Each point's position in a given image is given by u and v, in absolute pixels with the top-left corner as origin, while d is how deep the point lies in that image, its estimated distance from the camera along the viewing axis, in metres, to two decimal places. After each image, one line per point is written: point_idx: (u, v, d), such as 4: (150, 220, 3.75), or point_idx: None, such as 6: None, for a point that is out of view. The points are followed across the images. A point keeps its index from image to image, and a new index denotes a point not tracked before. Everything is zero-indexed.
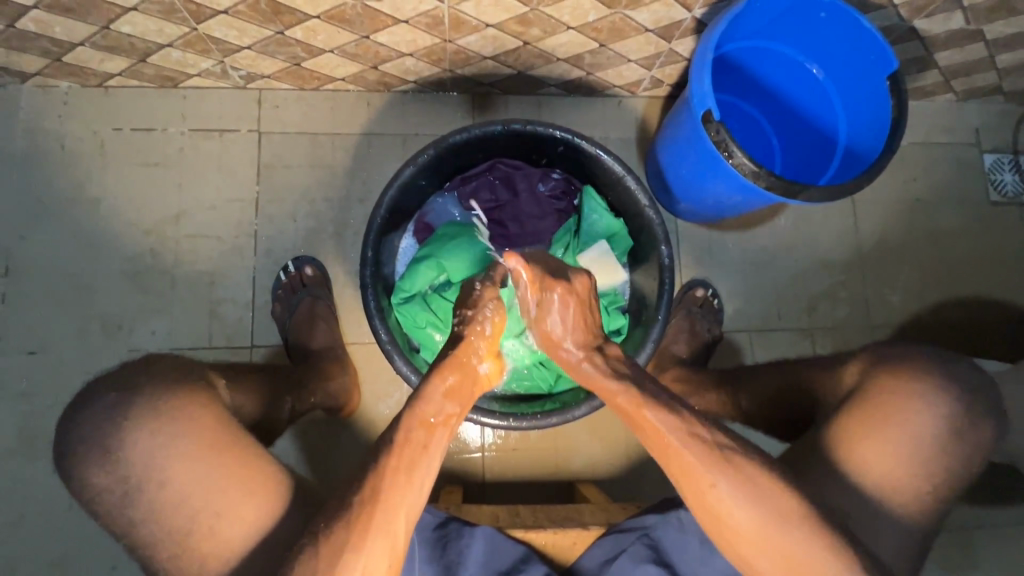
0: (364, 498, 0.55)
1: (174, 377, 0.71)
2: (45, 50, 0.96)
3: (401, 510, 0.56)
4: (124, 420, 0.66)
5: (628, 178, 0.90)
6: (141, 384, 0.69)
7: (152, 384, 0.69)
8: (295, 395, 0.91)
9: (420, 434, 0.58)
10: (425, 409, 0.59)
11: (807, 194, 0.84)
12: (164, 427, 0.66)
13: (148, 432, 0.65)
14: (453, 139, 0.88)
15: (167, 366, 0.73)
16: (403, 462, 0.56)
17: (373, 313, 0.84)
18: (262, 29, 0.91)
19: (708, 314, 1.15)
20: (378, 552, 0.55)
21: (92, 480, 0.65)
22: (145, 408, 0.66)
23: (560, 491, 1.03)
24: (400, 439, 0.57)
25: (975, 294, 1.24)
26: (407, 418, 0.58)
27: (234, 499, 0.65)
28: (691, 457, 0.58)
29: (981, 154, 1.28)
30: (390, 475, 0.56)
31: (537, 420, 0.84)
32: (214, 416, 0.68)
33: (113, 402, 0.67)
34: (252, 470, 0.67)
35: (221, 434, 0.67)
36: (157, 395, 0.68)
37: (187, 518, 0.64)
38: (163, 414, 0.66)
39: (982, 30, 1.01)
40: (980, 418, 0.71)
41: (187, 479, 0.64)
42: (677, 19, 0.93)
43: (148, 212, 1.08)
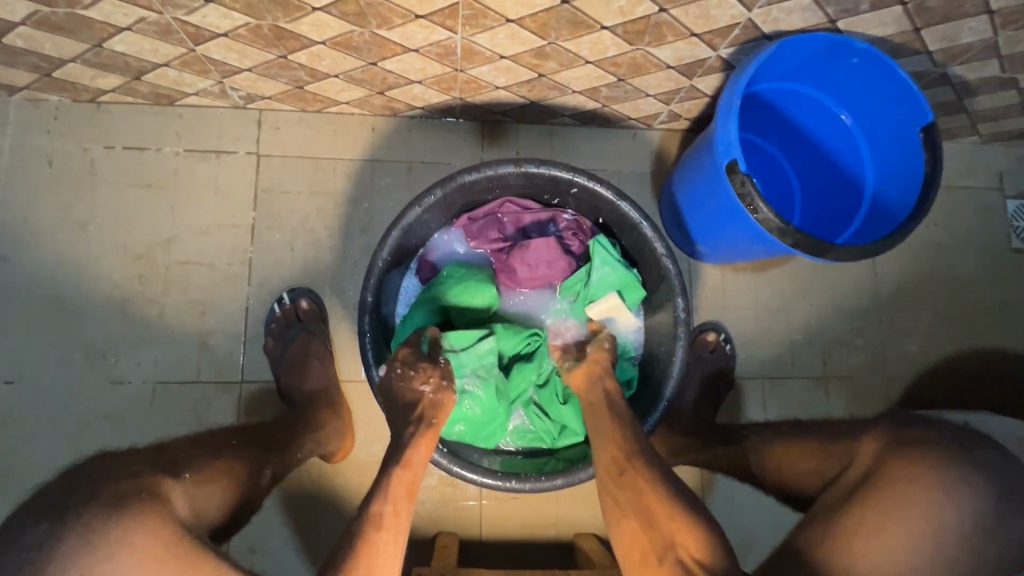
0: (365, 574, 0.60)
1: (109, 498, 0.60)
2: (33, 65, 0.91)
3: None
4: (47, 560, 0.56)
5: (644, 225, 0.85)
6: (73, 511, 0.58)
7: (84, 509, 0.59)
8: (275, 462, 0.80)
9: (405, 503, 0.67)
10: (406, 478, 0.69)
11: (834, 253, 0.79)
12: (103, 566, 0.56)
13: (80, 573, 0.55)
14: (462, 177, 0.83)
15: (101, 483, 0.62)
16: (392, 530, 0.64)
17: (370, 361, 0.81)
18: (264, 53, 0.87)
19: (719, 361, 1.10)
20: None
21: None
22: (75, 542, 0.57)
23: (561, 544, 0.98)
24: (389, 506, 0.65)
25: (995, 346, 1.20)
26: (395, 484, 0.68)
27: None
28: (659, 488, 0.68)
29: (1005, 199, 1.24)
30: (386, 542, 0.63)
31: (542, 482, 0.79)
32: (160, 545, 0.59)
33: (39, 538, 0.57)
34: None
35: (169, 565, 0.58)
36: (89, 523, 0.58)
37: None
38: (100, 549, 0.56)
39: (1016, 78, 0.97)
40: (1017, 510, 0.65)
41: None
42: (701, 57, 0.88)
43: (139, 236, 1.03)
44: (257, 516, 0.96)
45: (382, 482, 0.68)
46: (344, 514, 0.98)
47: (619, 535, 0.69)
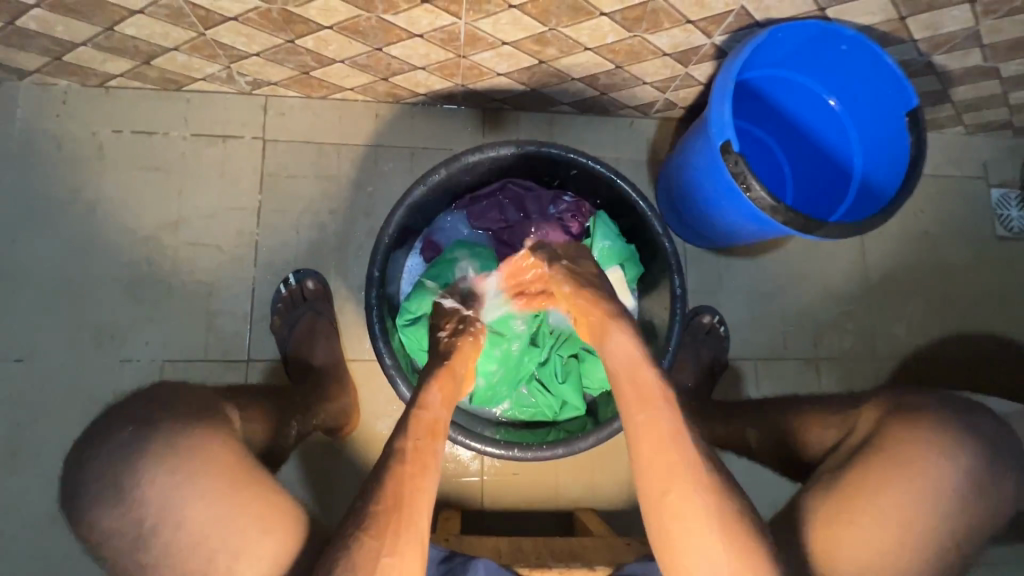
0: (390, 503, 0.62)
1: (186, 411, 0.67)
2: (45, 49, 0.93)
3: (422, 509, 0.63)
4: (137, 459, 0.62)
5: (642, 205, 0.88)
6: (156, 418, 0.65)
7: (164, 419, 0.65)
8: (301, 418, 0.89)
9: (427, 442, 0.68)
10: (426, 420, 0.70)
11: (824, 231, 0.82)
12: (179, 465, 0.62)
13: (164, 470, 0.61)
14: (466, 158, 0.86)
15: (183, 399, 0.70)
16: (416, 466, 0.65)
17: (376, 335, 0.83)
18: (272, 37, 0.89)
19: (714, 341, 1.13)
20: (408, 546, 0.61)
21: (102, 520, 0.62)
22: (160, 445, 0.63)
23: (560, 518, 1.01)
24: (410, 447, 0.66)
25: (980, 329, 1.24)
26: (415, 426, 0.68)
27: (252, 538, 0.61)
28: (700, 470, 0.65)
29: (989, 188, 1.28)
30: (409, 476, 0.64)
31: (542, 451, 0.82)
32: (229, 452, 0.65)
33: (126, 440, 0.64)
34: (274, 506, 0.63)
35: (235, 471, 0.63)
36: (175, 430, 0.64)
37: (203, 559, 0.60)
38: (182, 451, 0.62)
39: (998, 68, 1.01)
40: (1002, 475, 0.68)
41: (204, 521, 0.60)
42: (696, 45, 0.92)
43: (147, 218, 1.05)
44: None
45: (403, 422, 0.69)
46: (348, 490, 1.00)
47: (660, 528, 0.65)
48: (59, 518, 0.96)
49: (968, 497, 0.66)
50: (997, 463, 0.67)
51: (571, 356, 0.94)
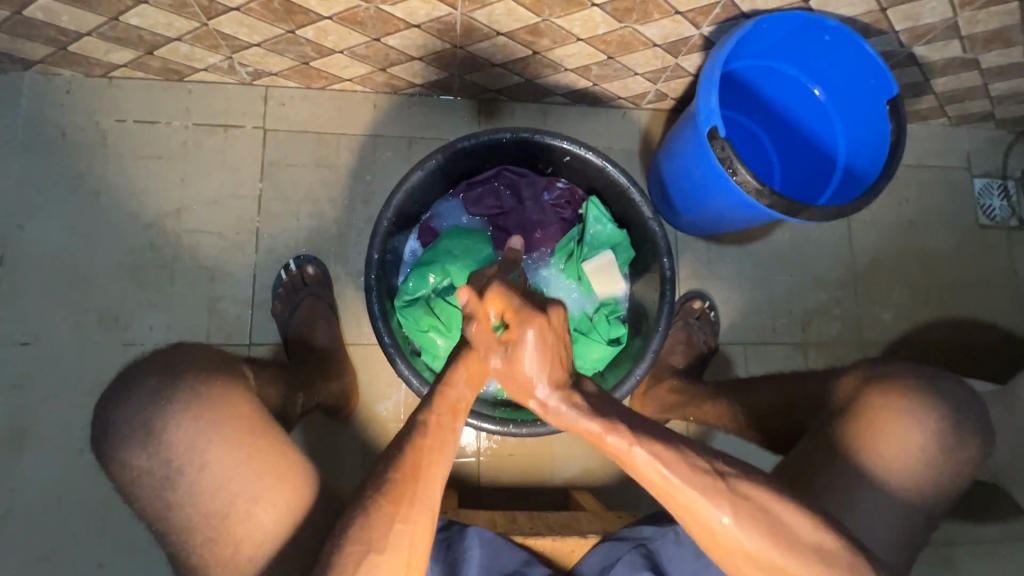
0: (407, 474, 0.56)
1: (211, 364, 0.69)
2: (51, 39, 0.95)
3: (438, 483, 0.58)
4: (164, 405, 0.63)
5: (632, 190, 0.91)
6: (183, 369, 0.67)
7: (191, 369, 0.67)
8: (306, 392, 0.90)
9: (450, 419, 0.59)
10: (450, 396, 0.59)
11: (807, 213, 0.85)
12: (205, 412, 0.63)
13: (190, 416, 0.63)
14: (462, 144, 0.88)
15: (205, 353, 0.71)
16: (436, 442, 0.58)
17: (376, 315, 0.86)
18: (273, 28, 0.92)
19: (705, 326, 1.17)
20: (420, 520, 0.56)
21: (133, 462, 0.63)
22: (185, 394, 0.64)
23: (555, 496, 1.04)
24: (432, 421, 0.58)
25: (964, 315, 1.27)
26: (438, 403, 0.59)
27: (271, 484, 0.62)
28: (691, 494, 0.55)
29: (972, 178, 1.32)
30: (427, 449, 0.57)
31: (537, 426, 0.85)
32: (252, 405, 0.66)
33: (154, 387, 0.65)
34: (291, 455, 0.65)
35: (256, 421, 0.65)
36: (198, 381, 0.66)
37: (225, 502, 0.61)
38: (207, 398, 0.64)
39: (977, 59, 1.04)
40: (975, 443, 0.71)
41: (227, 464, 0.62)
42: (685, 35, 0.95)
43: (150, 205, 1.07)
44: None
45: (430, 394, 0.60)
46: (348, 469, 1.02)
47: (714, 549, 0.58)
48: (65, 498, 0.98)
49: (940, 462, 0.70)
50: (968, 431, 0.71)
51: None
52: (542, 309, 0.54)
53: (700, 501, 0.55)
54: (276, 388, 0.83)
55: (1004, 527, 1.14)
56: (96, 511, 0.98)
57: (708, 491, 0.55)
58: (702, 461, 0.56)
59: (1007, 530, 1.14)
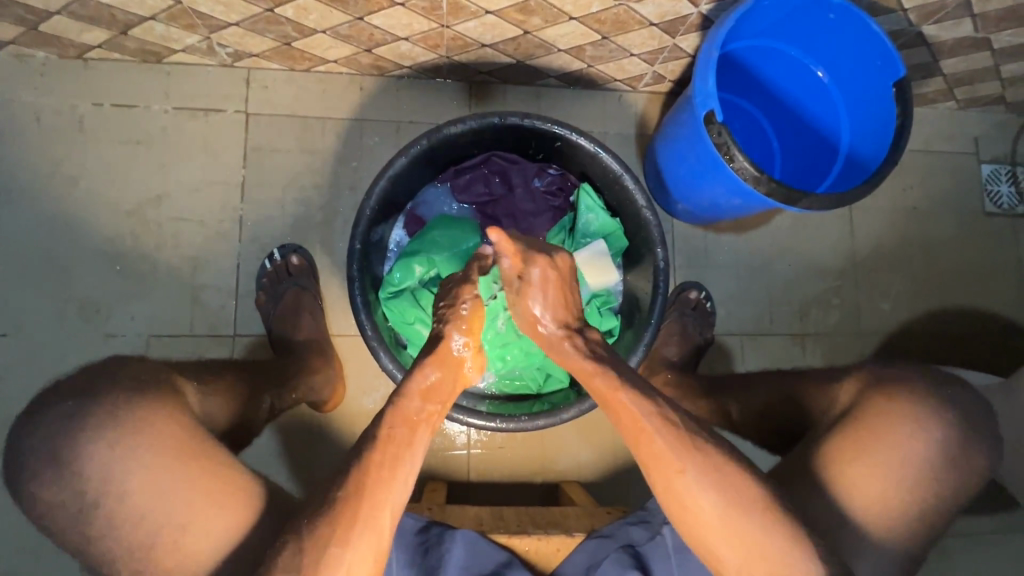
0: (350, 493, 0.55)
1: (136, 381, 0.65)
2: (19, 17, 0.91)
3: (387, 508, 0.56)
4: (79, 430, 0.60)
5: (626, 177, 0.88)
6: (101, 390, 0.63)
7: (114, 388, 0.63)
8: (274, 393, 0.86)
9: (402, 432, 0.59)
10: (406, 408, 0.61)
11: (806, 202, 0.82)
12: (122, 438, 0.60)
13: (106, 443, 0.59)
14: (448, 129, 0.85)
15: (132, 370, 0.67)
16: (387, 457, 0.57)
17: (359, 308, 0.83)
18: (250, 6, 0.87)
19: (700, 317, 1.14)
20: (363, 546, 0.55)
21: (43, 495, 0.60)
22: (102, 419, 0.60)
23: (545, 489, 1.03)
24: (383, 435, 0.58)
25: (966, 305, 1.24)
26: (390, 415, 0.60)
27: (202, 511, 0.60)
28: (660, 440, 0.59)
29: (980, 164, 1.28)
30: (376, 466, 0.56)
31: (524, 421, 0.83)
32: (180, 425, 0.63)
33: (67, 411, 0.61)
34: (222, 481, 0.62)
35: (183, 445, 0.62)
36: (118, 403, 0.62)
37: (150, 532, 0.59)
38: (124, 424, 0.60)
39: (989, 39, 1.00)
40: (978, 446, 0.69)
41: (149, 494, 0.59)
42: (683, 14, 0.90)
43: (129, 193, 1.04)
44: (255, 462, 0.99)
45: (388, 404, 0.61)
46: (335, 462, 1.01)
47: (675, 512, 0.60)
48: None
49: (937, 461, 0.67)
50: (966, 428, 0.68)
51: None
52: (545, 253, 0.70)
53: (663, 448, 0.59)
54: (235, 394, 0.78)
55: (1001, 521, 1.12)
56: None
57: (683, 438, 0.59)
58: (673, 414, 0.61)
59: (1004, 523, 1.12)
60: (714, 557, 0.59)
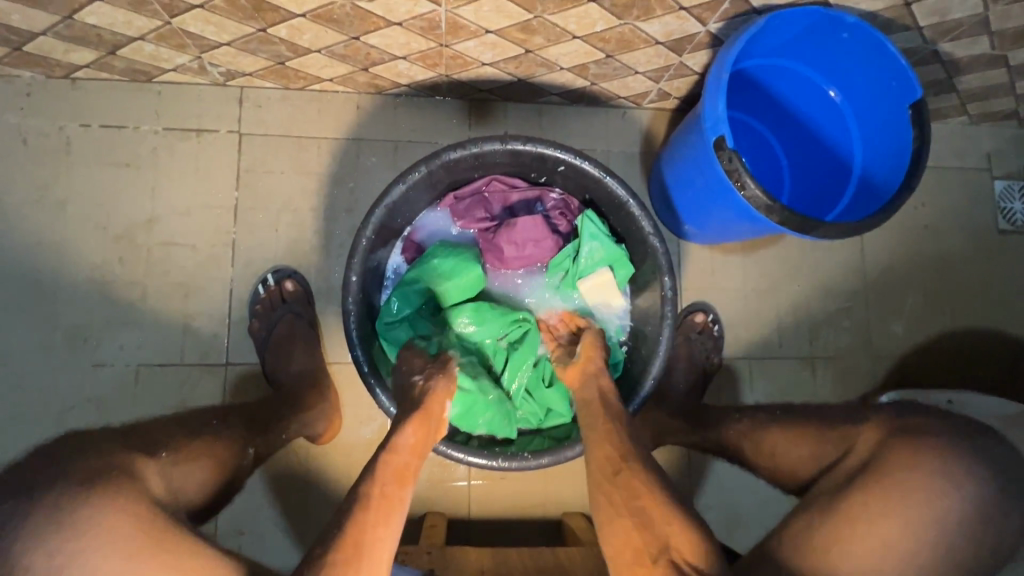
0: (350, 554, 0.54)
1: (87, 475, 0.57)
2: (2, 38, 0.88)
3: (384, 564, 0.56)
4: (12, 542, 0.51)
5: (632, 204, 0.84)
6: (43, 488, 0.55)
7: (58, 485, 0.55)
8: (256, 446, 0.81)
9: (394, 488, 0.61)
10: (396, 462, 0.63)
11: (821, 231, 0.78)
12: (68, 545, 0.52)
13: (44, 555, 0.51)
14: (447, 155, 0.81)
15: (84, 461, 0.58)
16: (381, 513, 0.58)
17: (355, 342, 0.79)
18: (242, 26, 0.84)
19: (707, 340, 1.11)
20: None
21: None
22: (44, 522, 0.52)
23: (548, 522, 0.99)
24: (376, 494, 0.59)
25: (981, 326, 1.21)
26: (382, 471, 0.61)
27: None
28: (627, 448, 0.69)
29: (993, 180, 1.24)
30: (371, 524, 0.57)
31: (527, 460, 0.79)
32: (137, 521, 0.56)
33: (2, 517, 0.52)
34: (193, 572, 0.56)
35: (144, 543, 0.55)
36: (65, 500, 0.54)
37: None
38: (75, 526, 0.53)
39: (1006, 56, 0.96)
40: None
41: None
42: (691, 32, 0.87)
43: (119, 217, 1.00)
44: (249, 495, 0.96)
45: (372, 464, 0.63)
46: (332, 495, 0.98)
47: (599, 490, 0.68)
48: None
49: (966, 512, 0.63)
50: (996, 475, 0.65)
51: None
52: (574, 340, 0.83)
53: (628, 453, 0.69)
54: (213, 455, 0.73)
55: None
56: None
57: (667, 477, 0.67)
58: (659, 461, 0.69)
59: None
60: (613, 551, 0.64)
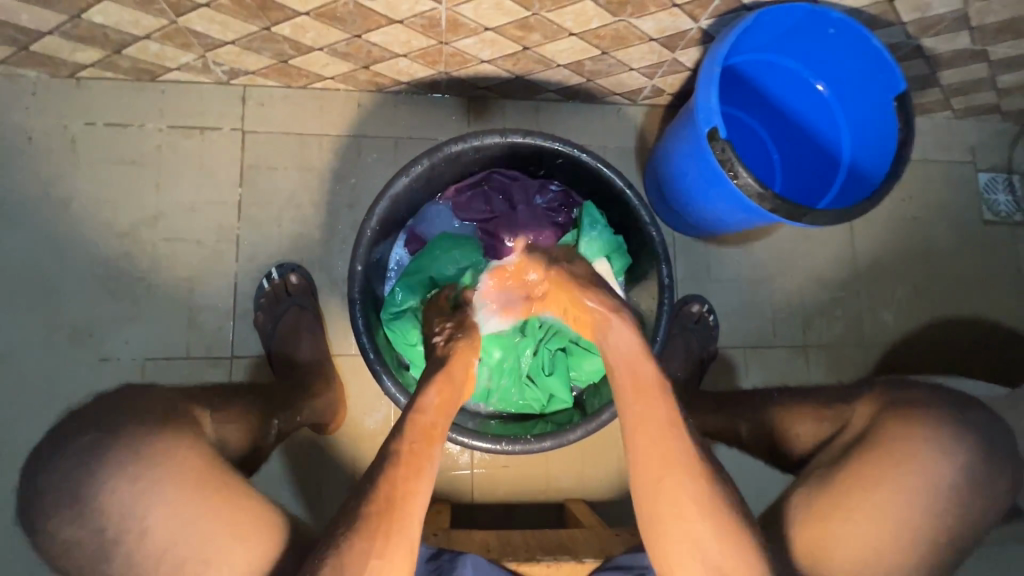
0: (383, 507, 0.59)
1: (154, 419, 0.69)
2: (10, 38, 0.89)
3: (417, 512, 0.61)
4: (104, 462, 0.64)
5: (629, 194, 0.87)
6: (120, 425, 0.67)
7: (132, 425, 0.67)
8: (282, 418, 0.87)
9: (423, 446, 0.64)
10: (423, 422, 0.66)
11: (811, 218, 0.81)
12: (146, 474, 0.63)
13: (128, 478, 0.63)
14: (449, 148, 0.84)
15: (150, 405, 0.71)
16: (411, 469, 0.62)
17: (361, 330, 0.81)
18: (247, 24, 0.86)
19: (702, 330, 1.13)
20: (399, 550, 0.59)
21: (64, 529, 0.63)
22: (126, 453, 0.64)
23: (550, 508, 1.01)
24: (404, 451, 0.63)
25: (968, 314, 1.24)
26: (409, 430, 0.64)
27: (222, 543, 0.63)
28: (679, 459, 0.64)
29: (977, 172, 1.28)
30: (402, 479, 0.61)
31: (531, 444, 0.81)
32: (198, 456, 0.67)
33: (88, 445, 0.65)
34: (240, 510, 0.65)
35: (204, 476, 0.65)
36: (142, 436, 0.66)
37: (174, 564, 0.62)
38: (146, 457, 0.64)
39: (986, 51, 1.00)
40: (988, 462, 0.68)
41: (171, 526, 0.62)
42: (683, 29, 0.90)
43: (124, 213, 1.02)
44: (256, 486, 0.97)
45: (401, 425, 0.65)
46: (338, 486, 0.99)
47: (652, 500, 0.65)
48: None
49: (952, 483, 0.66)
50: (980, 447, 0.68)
51: (558, 348, 0.93)
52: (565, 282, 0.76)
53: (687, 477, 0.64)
54: (244, 422, 0.81)
55: None
56: None
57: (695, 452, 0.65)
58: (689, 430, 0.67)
59: None
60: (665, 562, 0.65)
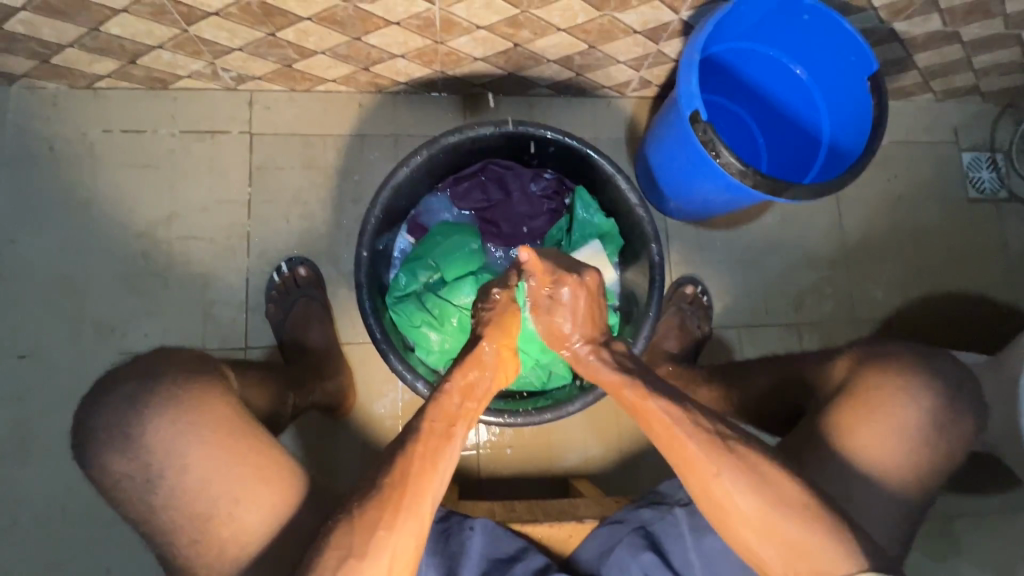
0: (395, 479, 0.57)
1: (191, 366, 0.69)
2: (32, 52, 0.95)
3: (430, 490, 0.58)
4: (142, 407, 0.64)
5: (618, 178, 0.91)
6: (157, 372, 0.67)
7: (167, 371, 0.68)
8: (296, 391, 0.90)
9: (442, 426, 0.61)
10: (447, 403, 0.63)
11: (791, 192, 0.85)
12: (183, 414, 0.64)
13: (167, 419, 0.63)
14: (446, 139, 0.88)
15: (183, 355, 0.71)
16: (428, 448, 0.59)
17: (368, 313, 0.86)
18: (253, 31, 0.92)
19: (697, 310, 1.17)
20: (406, 531, 0.57)
21: (112, 467, 0.64)
22: (164, 396, 0.65)
23: (555, 484, 1.05)
24: (424, 428, 0.61)
25: (955, 289, 1.28)
26: (432, 409, 0.62)
27: (252, 487, 0.63)
28: (693, 445, 0.60)
29: (960, 152, 1.32)
30: (418, 457, 0.59)
31: (532, 416, 0.86)
32: (229, 406, 0.67)
33: (131, 392, 0.65)
34: (269, 459, 0.65)
35: (237, 424, 0.65)
36: (175, 384, 0.66)
37: (207, 504, 0.62)
38: (183, 402, 0.64)
39: (958, 32, 1.04)
40: (964, 414, 0.72)
41: (206, 465, 0.63)
42: (664, 21, 0.95)
43: (140, 214, 1.07)
44: None
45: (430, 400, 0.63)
46: (349, 467, 1.03)
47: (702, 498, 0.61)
48: (69, 507, 0.99)
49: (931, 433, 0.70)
50: (956, 399, 0.71)
51: None
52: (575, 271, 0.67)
53: (701, 455, 0.60)
54: (263, 391, 0.82)
55: (1005, 498, 1.14)
56: (98, 517, 0.99)
57: (710, 447, 0.60)
58: (706, 422, 0.61)
59: (1008, 501, 1.14)
60: (757, 558, 0.61)
